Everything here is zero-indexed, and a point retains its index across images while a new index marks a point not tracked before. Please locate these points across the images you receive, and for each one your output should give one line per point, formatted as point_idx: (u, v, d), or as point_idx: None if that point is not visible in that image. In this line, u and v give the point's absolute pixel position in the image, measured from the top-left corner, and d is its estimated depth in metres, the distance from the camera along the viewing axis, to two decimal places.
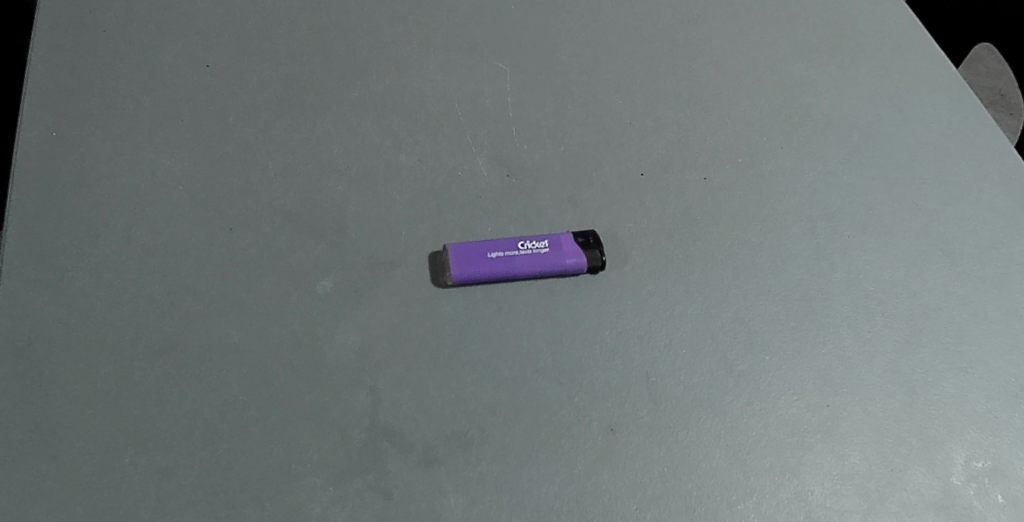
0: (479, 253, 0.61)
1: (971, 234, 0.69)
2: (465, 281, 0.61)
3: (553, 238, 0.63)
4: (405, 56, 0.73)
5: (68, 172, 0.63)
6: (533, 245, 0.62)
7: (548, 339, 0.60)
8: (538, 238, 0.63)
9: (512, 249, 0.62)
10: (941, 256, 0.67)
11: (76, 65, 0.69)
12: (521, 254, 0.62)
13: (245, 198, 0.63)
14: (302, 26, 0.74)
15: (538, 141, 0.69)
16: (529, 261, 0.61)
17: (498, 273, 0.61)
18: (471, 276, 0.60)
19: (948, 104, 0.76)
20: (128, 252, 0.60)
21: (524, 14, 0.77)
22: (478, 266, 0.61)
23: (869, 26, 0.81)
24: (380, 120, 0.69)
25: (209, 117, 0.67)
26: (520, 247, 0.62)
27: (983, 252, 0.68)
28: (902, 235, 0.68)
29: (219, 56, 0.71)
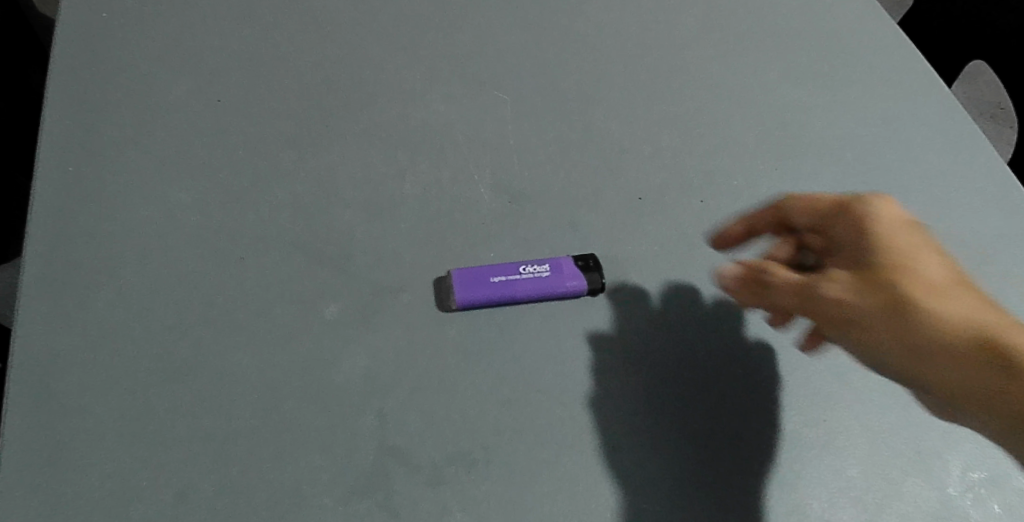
0: (482, 277, 0.63)
1: (966, 249, 0.70)
2: (470, 304, 0.62)
3: (554, 262, 0.65)
4: (408, 86, 0.75)
5: (82, 205, 0.65)
6: (534, 269, 0.64)
7: (553, 358, 0.61)
8: (539, 262, 0.65)
9: (514, 273, 0.64)
10: None
11: (90, 99, 0.71)
12: (523, 278, 0.63)
13: (255, 227, 0.65)
14: (307, 59, 0.76)
15: (538, 167, 0.71)
16: (531, 284, 0.63)
17: (501, 296, 0.63)
18: (475, 300, 0.62)
19: (939, 123, 0.78)
20: (141, 282, 0.62)
21: (524, 43, 0.79)
22: (481, 290, 0.63)
23: (860, 49, 0.83)
24: (385, 149, 0.71)
25: (219, 149, 0.69)
26: (522, 271, 0.64)
27: (977, 267, 0.69)
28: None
29: (229, 89, 0.73)
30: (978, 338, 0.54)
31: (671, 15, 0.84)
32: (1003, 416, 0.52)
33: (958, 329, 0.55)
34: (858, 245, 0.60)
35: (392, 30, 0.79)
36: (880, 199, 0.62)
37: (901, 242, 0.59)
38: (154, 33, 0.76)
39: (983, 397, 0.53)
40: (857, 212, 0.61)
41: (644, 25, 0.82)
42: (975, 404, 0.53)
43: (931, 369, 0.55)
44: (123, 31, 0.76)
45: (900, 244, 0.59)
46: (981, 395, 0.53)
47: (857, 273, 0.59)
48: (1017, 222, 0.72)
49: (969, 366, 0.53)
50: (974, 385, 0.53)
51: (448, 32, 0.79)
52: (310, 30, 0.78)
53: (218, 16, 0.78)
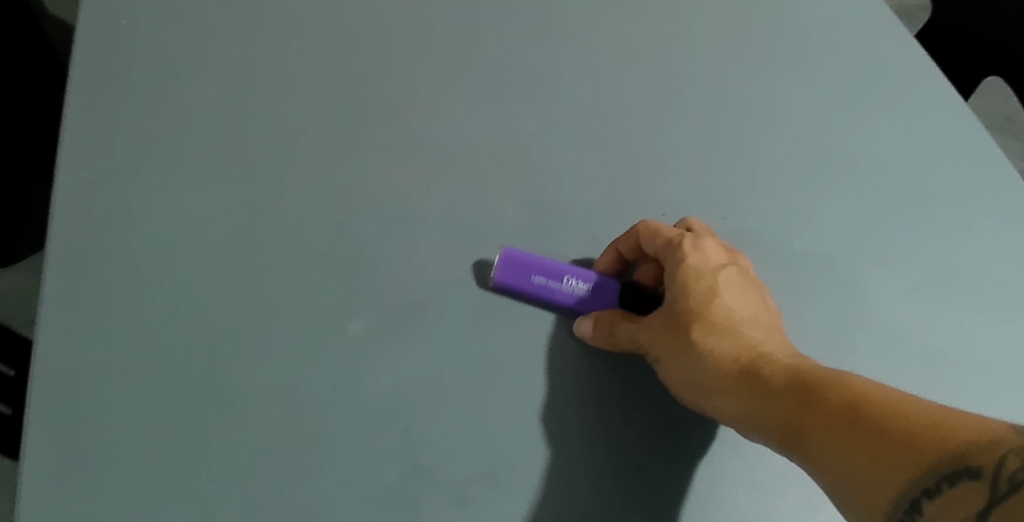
0: (526, 270, 0.64)
1: (973, 269, 0.75)
2: (501, 286, 0.64)
3: (596, 283, 0.66)
4: (431, 91, 0.73)
5: (103, 207, 0.63)
6: (576, 283, 0.65)
7: (590, 378, 0.63)
8: (585, 277, 0.65)
9: (556, 281, 0.65)
10: (947, 293, 0.73)
11: (95, 91, 0.67)
12: (560, 288, 0.65)
13: (277, 239, 0.64)
14: (327, 55, 0.73)
15: (561, 181, 0.71)
16: (564, 296, 0.65)
17: (532, 293, 0.65)
18: (508, 286, 0.64)
19: (947, 148, 0.81)
20: (166, 292, 0.61)
21: (548, 48, 0.77)
22: (519, 281, 0.64)
23: (878, 66, 0.84)
24: (408, 160, 0.69)
25: (236, 153, 0.67)
26: (564, 281, 0.65)
27: (983, 291, 0.74)
28: (914, 277, 0.73)
29: (243, 86, 0.70)
30: (738, 371, 0.58)
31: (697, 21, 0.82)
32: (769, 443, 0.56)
33: (725, 365, 0.59)
34: (672, 285, 0.64)
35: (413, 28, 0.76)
36: (705, 242, 0.65)
37: (696, 286, 0.63)
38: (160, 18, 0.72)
39: (752, 424, 0.57)
40: (679, 251, 0.64)
41: (671, 32, 0.81)
42: (752, 432, 0.57)
43: (714, 402, 0.59)
44: (131, 10, 0.72)
45: (723, 287, 0.63)
46: (756, 424, 0.57)
47: (661, 316, 0.63)
48: (1014, 249, 0.77)
49: (741, 401, 0.58)
50: (746, 413, 0.57)
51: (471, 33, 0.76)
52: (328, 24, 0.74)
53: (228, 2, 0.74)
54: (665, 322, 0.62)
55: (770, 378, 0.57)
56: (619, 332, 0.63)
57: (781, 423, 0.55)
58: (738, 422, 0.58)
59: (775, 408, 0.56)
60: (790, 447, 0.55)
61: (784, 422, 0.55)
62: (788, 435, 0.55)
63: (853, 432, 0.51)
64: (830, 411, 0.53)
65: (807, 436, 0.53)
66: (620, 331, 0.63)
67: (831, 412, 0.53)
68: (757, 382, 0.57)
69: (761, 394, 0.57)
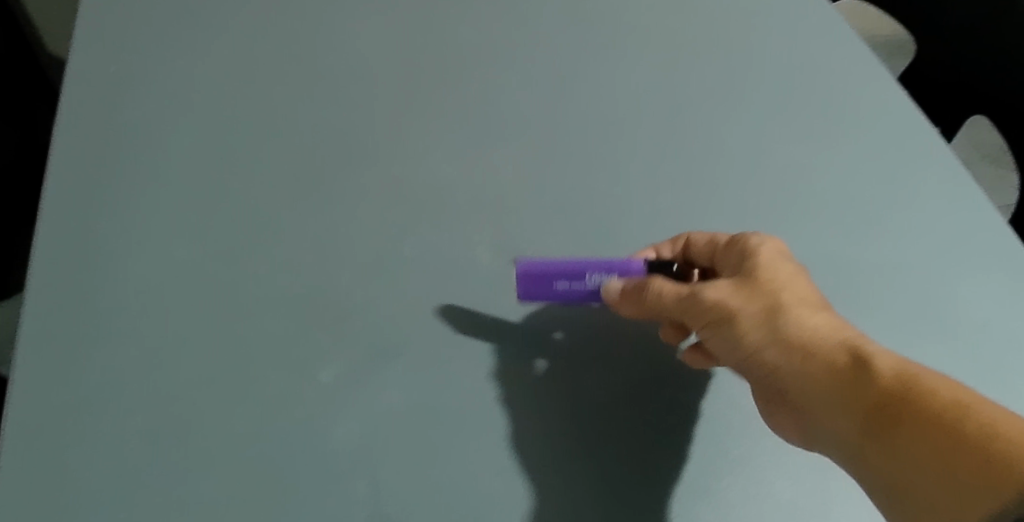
0: (546, 280, 0.64)
1: (958, 311, 0.73)
2: (528, 298, 0.65)
3: (622, 271, 0.64)
4: (412, 142, 0.76)
5: (82, 254, 0.65)
6: (600, 278, 0.64)
7: (554, 405, 0.63)
8: (608, 270, 0.64)
9: (579, 281, 0.64)
10: (930, 336, 0.71)
11: (79, 150, 0.71)
12: (587, 287, 0.64)
13: (251, 286, 0.65)
14: (309, 111, 0.76)
15: (539, 226, 0.72)
16: (593, 293, 0.64)
17: (561, 298, 0.65)
18: (535, 298, 0.65)
19: (928, 191, 0.81)
20: (137, 335, 0.62)
21: (526, 99, 0.80)
22: (543, 292, 0.64)
23: (855, 110, 0.85)
24: (385, 206, 0.71)
25: (214, 204, 0.69)
26: (587, 279, 0.64)
27: (968, 333, 0.72)
28: (892, 315, 0.72)
29: (225, 140, 0.73)
30: (837, 353, 0.57)
31: (673, 72, 0.85)
32: (844, 427, 0.55)
33: (812, 344, 0.57)
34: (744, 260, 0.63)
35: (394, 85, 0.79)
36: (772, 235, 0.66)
37: (782, 264, 0.62)
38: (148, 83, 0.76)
39: (824, 406, 0.56)
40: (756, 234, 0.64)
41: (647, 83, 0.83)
42: (825, 416, 0.56)
43: (786, 382, 0.58)
44: (119, 76, 0.77)
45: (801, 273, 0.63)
46: (835, 407, 0.55)
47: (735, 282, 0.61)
48: (1003, 290, 0.75)
49: (823, 383, 0.56)
50: (819, 395, 0.56)
51: (450, 89, 0.80)
52: (312, 83, 0.78)
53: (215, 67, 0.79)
54: (752, 298, 0.60)
55: (862, 361, 0.56)
56: (665, 296, 0.61)
57: (865, 403, 0.54)
58: (808, 406, 0.57)
59: (858, 389, 0.55)
60: (865, 430, 0.54)
61: (868, 405, 0.54)
62: (868, 417, 0.54)
63: (962, 421, 0.50)
64: (944, 401, 0.52)
65: (892, 419, 0.53)
66: (671, 294, 0.61)
67: (929, 401, 0.52)
68: (845, 364, 0.56)
69: (846, 376, 0.55)
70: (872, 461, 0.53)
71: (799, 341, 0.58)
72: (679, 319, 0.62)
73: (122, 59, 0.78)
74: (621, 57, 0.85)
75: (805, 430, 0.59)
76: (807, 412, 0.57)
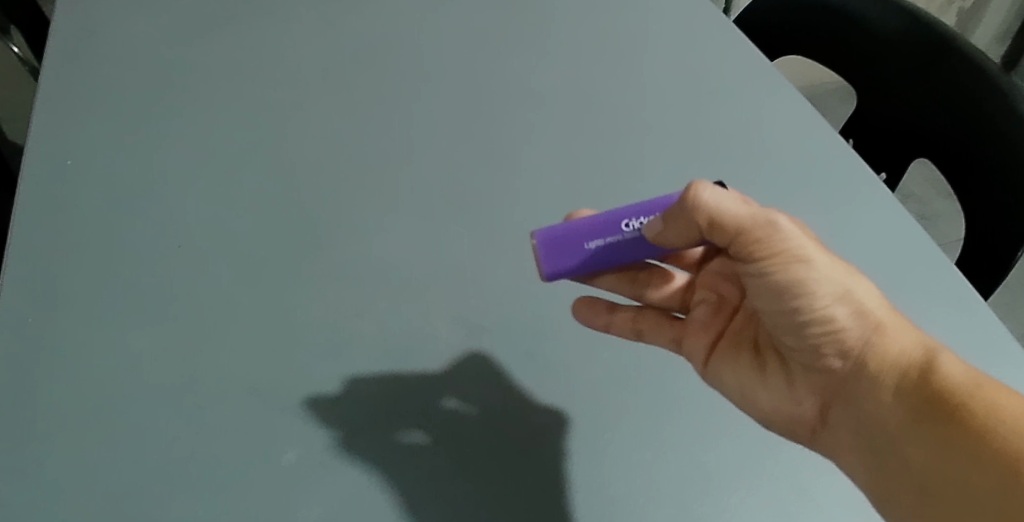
0: (574, 246, 0.67)
1: None
2: (556, 276, 0.69)
3: (658, 207, 0.66)
4: (369, 227, 0.81)
5: (61, 356, 0.70)
6: (637, 222, 0.66)
7: (452, 457, 0.67)
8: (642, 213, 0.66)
9: (613, 236, 0.67)
10: None
11: (55, 256, 0.77)
12: (625, 239, 0.67)
13: (216, 376, 0.69)
14: (273, 205, 0.82)
15: (494, 299, 0.76)
16: (633, 244, 0.67)
17: (597, 261, 0.68)
18: (563, 271, 0.68)
19: (873, 233, 0.84)
20: (116, 429, 0.66)
21: (477, 180, 0.86)
22: (572, 260, 0.68)
23: (796, 167, 0.89)
24: (345, 289, 0.76)
25: (181, 297, 0.74)
26: (624, 228, 0.66)
27: None
28: None
29: (191, 237, 0.79)
30: (913, 340, 0.64)
31: (617, 144, 0.90)
32: (888, 398, 0.63)
33: (886, 328, 0.64)
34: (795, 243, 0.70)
35: (352, 174, 0.86)
36: None
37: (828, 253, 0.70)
38: (122, 186, 0.83)
39: (894, 380, 0.63)
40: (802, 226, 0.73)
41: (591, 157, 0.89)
42: (891, 383, 0.63)
43: (845, 341, 0.65)
44: (96, 181, 0.83)
45: None
46: (901, 381, 0.63)
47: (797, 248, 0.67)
48: (955, 326, 0.77)
49: (900, 361, 0.63)
50: (892, 370, 0.63)
51: (404, 175, 0.86)
52: (275, 178, 0.85)
53: (186, 167, 0.85)
54: (858, 272, 0.66)
55: (932, 350, 0.63)
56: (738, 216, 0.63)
57: (931, 389, 0.61)
58: (878, 373, 0.64)
59: (926, 376, 0.62)
60: (911, 401, 0.62)
61: (943, 389, 0.61)
62: (928, 399, 0.61)
63: (999, 435, 0.58)
64: (1013, 406, 0.59)
65: (949, 411, 0.60)
66: (740, 209, 0.63)
67: (1001, 405, 0.59)
68: (921, 353, 0.63)
69: (919, 363, 0.63)
70: (889, 418, 0.63)
71: (866, 317, 0.65)
72: (744, 237, 0.64)
73: (102, 166, 0.85)
74: (565, 136, 0.91)
75: (839, 385, 0.67)
76: (878, 378, 0.64)
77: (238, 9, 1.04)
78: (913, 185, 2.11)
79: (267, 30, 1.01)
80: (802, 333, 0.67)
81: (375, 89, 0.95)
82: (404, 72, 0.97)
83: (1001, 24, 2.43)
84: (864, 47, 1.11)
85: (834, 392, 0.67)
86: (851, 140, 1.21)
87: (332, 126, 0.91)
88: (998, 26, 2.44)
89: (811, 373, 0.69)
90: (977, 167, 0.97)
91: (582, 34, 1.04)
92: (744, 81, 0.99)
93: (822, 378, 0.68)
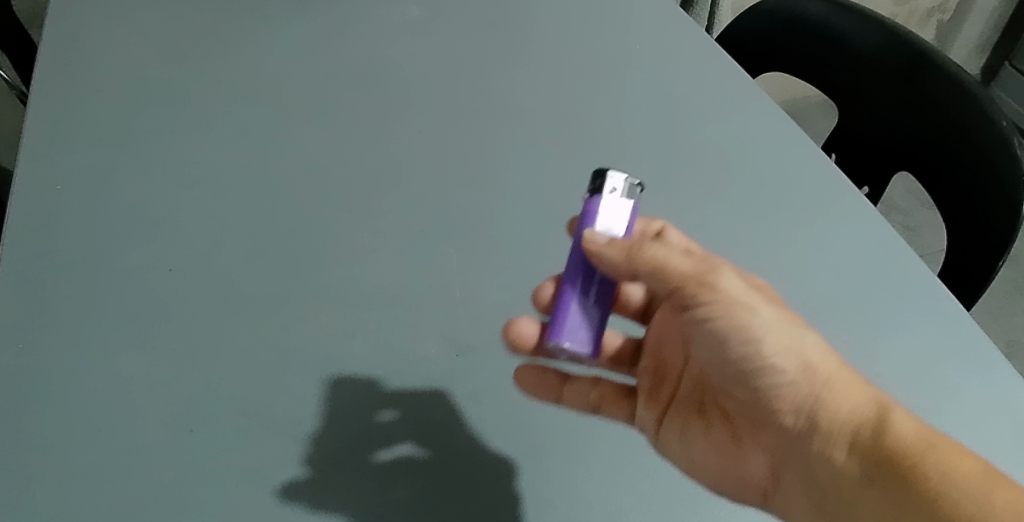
0: (580, 316, 0.64)
1: (898, 359, 0.75)
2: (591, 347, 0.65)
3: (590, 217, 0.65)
4: (359, 248, 0.81)
5: (49, 379, 0.69)
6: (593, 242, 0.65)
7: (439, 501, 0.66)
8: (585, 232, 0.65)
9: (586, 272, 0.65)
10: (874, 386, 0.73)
11: (43, 279, 0.76)
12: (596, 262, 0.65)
13: (207, 398, 0.69)
14: (263, 227, 0.83)
15: (484, 319, 0.76)
16: None
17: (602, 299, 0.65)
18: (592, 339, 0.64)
19: (856, 246, 0.85)
20: (104, 449, 0.66)
21: (466, 199, 0.87)
22: (588, 324, 0.64)
23: (779, 183, 0.91)
24: (336, 310, 0.76)
25: (171, 320, 0.74)
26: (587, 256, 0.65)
27: (911, 378, 0.74)
28: None
29: (181, 260, 0.79)
30: (868, 398, 0.62)
31: (604, 161, 0.92)
32: (841, 460, 0.61)
33: (835, 383, 0.63)
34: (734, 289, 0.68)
35: (341, 195, 0.86)
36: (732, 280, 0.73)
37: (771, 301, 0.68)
38: (111, 209, 0.83)
39: (846, 438, 0.61)
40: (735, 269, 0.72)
41: (579, 175, 0.90)
42: (843, 444, 0.61)
43: (794, 401, 0.63)
44: (85, 204, 0.83)
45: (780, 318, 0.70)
46: (854, 442, 0.61)
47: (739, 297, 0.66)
48: (940, 333, 0.78)
49: (852, 419, 0.62)
50: (844, 430, 0.62)
51: (393, 195, 0.87)
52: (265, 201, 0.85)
53: (176, 190, 0.86)
54: (808, 326, 0.65)
55: (886, 408, 0.62)
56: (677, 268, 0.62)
57: (885, 450, 0.60)
58: (828, 435, 0.62)
59: (879, 436, 0.60)
60: (865, 462, 0.60)
61: (896, 450, 0.60)
62: (882, 459, 0.60)
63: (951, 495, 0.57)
64: (963, 469, 0.58)
65: (901, 471, 0.59)
66: (677, 263, 0.62)
67: (952, 470, 0.58)
68: (873, 412, 0.62)
69: (871, 419, 0.61)
70: (842, 478, 0.61)
71: (813, 373, 0.63)
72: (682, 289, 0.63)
73: (89, 187, 0.85)
74: (552, 155, 0.92)
75: (789, 444, 0.65)
76: (829, 437, 0.62)
77: (226, 32, 1.05)
78: (895, 197, 2.14)
79: (255, 53, 1.02)
80: (750, 387, 0.65)
81: (362, 112, 0.96)
82: (391, 95, 0.98)
83: (977, 37, 2.48)
84: (843, 63, 1.13)
85: (784, 453, 0.65)
86: (833, 156, 1.23)
87: (321, 148, 0.91)
88: (974, 41, 2.49)
89: (763, 433, 0.67)
90: (956, 179, 0.99)
91: (567, 54, 1.05)
92: (726, 99, 1.00)
93: (773, 438, 0.66)
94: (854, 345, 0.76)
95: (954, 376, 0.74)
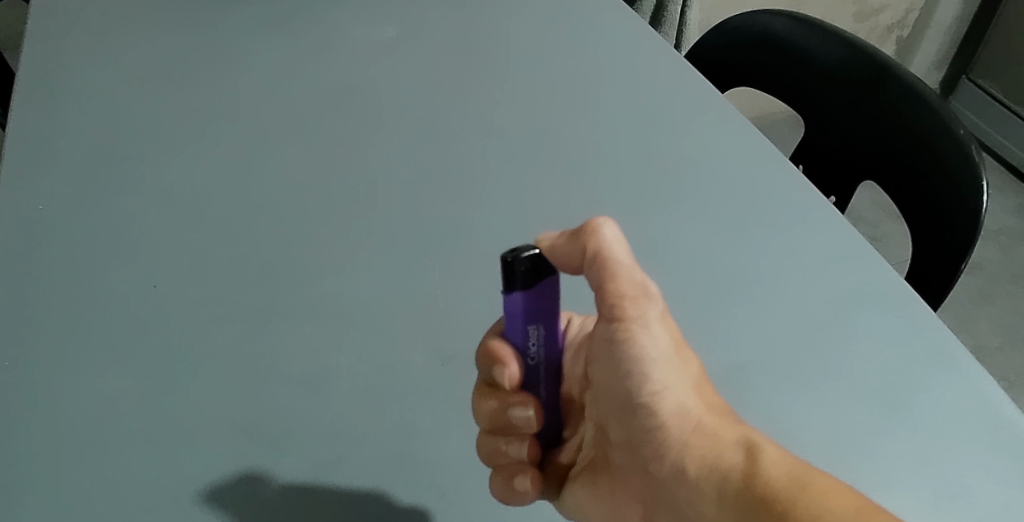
0: (544, 397, 0.67)
1: (867, 359, 0.78)
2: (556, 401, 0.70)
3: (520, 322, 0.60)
4: (342, 262, 0.83)
5: (35, 398, 0.70)
6: (532, 341, 0.62)
7: (427, 506, 0.66)
8: (523, 334, 0.61)
9: (535, 362, 0.64)
10: (846, 386, 0.75)
11: (27, 299, 0.77)
12: (540, 351, 0.63)
13: (194, 413, 0.70)
14: (246, 244, 0.84)
15: (468, 329, 0.77)
16: (547, 344, 0.63)
17: (555, 371, 0.66)
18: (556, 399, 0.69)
19: (827, 251, 0.88)
20: (91, 466, 0.66)
21: (447, 212, 0.89)
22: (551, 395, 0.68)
23: (750, 192, 0.94)
24: (321, 324, 0.77)
25: (157, 337, 0.75)
26: (530, 350, 0.63)
27: (887, 377, 0.76)
28: (805, 372, 0.76)
29: (166, 278, 0.80)
30: (734, 439, 0.64)
31: (579, 175, 0.94)
32: (710, 510, 0.63)
33: (711, 427, 0.64)
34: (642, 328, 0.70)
35: (323, 212, 0.88)
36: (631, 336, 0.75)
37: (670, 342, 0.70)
38: (94, 230, 0.84)
39: (714, 488, 0.63)
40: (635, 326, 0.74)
41: (556, 188, 0.92)
42: (713, 491, 0.63)
43: (671, 448, 0.65)
44: (68, 225, 0.84)
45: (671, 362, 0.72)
46: (721, 491, 0.63)
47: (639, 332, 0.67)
48: (911, 332, 0.80)
49: (717, 465, 0.63)
50: (710, 479, 0.63)
51: (374, 211, 0.88)
52: (248, 216, 0.86)
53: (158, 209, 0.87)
54: (686, 365, 0.66)
55: (754, 446, 0.63)
56: (625, 267, 0.62)
57: (755, 494, 0.61)
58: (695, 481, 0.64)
59: (748, 480, 0.62)
60: (733, 510, 0.62)
61: (764, 492, 0.61)
62: (751, 504, 0.61)
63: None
64: (837, 506, 0.59)
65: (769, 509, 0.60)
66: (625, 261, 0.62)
67: (823, 509, 0.59)
68: (740, 453, 0.63)
69: (738, 463, 0.63)
70: None
71: (687, 417, 0.65)
72: (610, 289, 0.62)
73: (69, 209, 0.85)
74: (530, 169, 0.94)
75: (665, 500, 0.66)
76: (698, 486, 0.64)
77: (204, 54, 1.06)
78: (862, 209, 2.20)
79: (233, 74, 1.04)
80: (633, 434, 0.67)
81: (342, 129, 0.98)
82: (370, 112, 1.00)
83: (936, 51, 2.56)
84: (810, 78, 1.17)
85: (660, 508, 0.67)
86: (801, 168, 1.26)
87: (301, 165, 0.93)
88: (932, 56, 2.57)
89: (639, 486, 0.68)
90: (915, 189, 1.03)
91: (540, 72, 1.08)
92: (695, 113, 1.04)
93: (650, 491, 0.67)
94: (827, 348, 0.78)
95: (924, 375, 0.77)
